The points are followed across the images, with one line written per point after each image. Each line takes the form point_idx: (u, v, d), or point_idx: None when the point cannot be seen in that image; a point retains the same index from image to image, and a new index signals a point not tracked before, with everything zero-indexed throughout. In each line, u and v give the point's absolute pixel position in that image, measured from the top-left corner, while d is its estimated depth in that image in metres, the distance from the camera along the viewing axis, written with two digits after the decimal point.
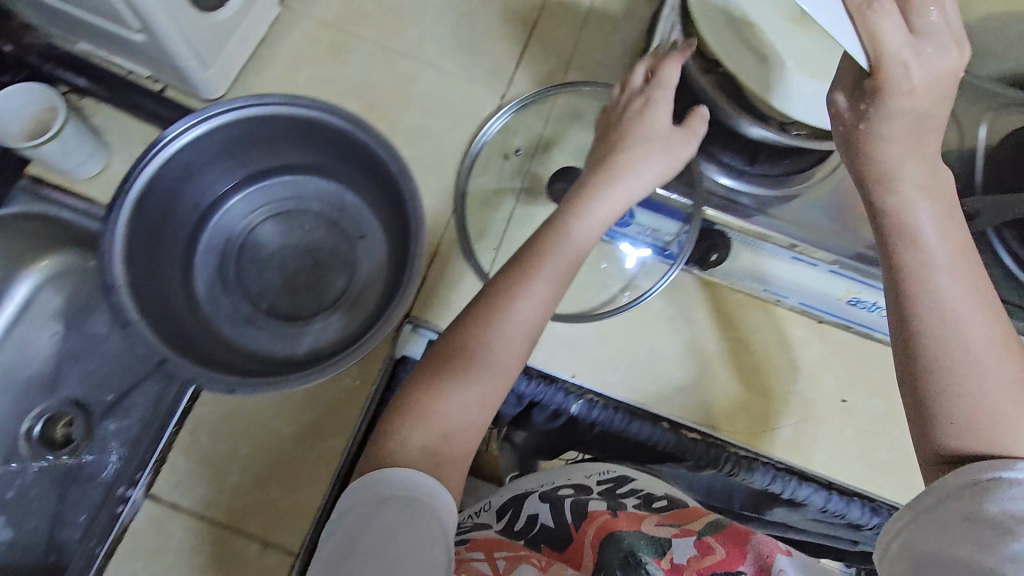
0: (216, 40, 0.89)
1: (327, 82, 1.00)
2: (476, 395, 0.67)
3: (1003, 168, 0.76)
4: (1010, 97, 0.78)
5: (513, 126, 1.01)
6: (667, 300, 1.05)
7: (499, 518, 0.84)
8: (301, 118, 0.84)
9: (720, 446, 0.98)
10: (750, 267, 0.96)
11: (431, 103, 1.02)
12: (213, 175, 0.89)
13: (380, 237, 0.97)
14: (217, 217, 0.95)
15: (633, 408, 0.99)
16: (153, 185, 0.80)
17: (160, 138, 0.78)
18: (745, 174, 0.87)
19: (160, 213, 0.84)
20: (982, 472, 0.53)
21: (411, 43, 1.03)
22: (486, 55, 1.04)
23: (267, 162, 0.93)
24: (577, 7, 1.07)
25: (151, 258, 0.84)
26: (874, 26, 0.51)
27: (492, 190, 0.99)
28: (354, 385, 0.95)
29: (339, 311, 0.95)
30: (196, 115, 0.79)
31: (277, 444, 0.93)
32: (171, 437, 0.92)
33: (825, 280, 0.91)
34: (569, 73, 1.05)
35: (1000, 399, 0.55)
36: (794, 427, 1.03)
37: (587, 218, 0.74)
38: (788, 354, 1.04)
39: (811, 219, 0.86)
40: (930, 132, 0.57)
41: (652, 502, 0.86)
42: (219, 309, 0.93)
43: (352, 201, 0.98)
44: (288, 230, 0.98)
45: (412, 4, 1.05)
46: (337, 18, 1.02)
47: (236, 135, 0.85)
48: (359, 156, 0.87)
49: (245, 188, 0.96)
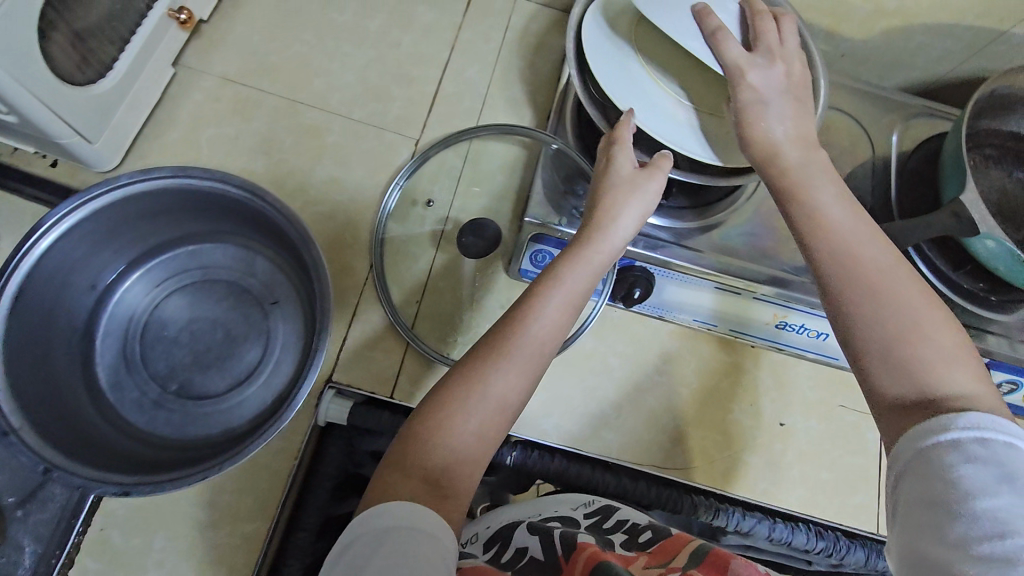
0: (101, 111, 0.75)
1: (230, 143, 0.85)
2: (448, 449, 0.54)
3: (917, 176, 0.79)
4: (912, 108, 0.86)
5: (427, 173, 0.85)
6: (627, 344, 0.84)
7: (486, 549, 0.66)
8: (197, 192, 0.69)
9: (677, 487, 0.78)
10: (683, 300, 0.80)
11: (346, 155, 0.86)
12: (106, 259, 0.72)
13: (297, 299, 0.76)
14: (111, 308, 0.74)
15: (576, 452, 0.79)
16: (32, 285, 0.63)
17: (36, 225, 0.62)
18: (660, 210, 0.75)
19: (45, 316, 0.66)
20: (925, 439, 0.45)
21: (318, 94, 0.89)
22: (399, 97, 0.90)
23: (167, 232, 0.75)
24: (499, 26, 0.95)
25: (42, 360, 0.65)
26: (722, 47, 0.59)
27: (409, 243, 0.83)
28: (278, 465, 0.73)
29: (266, 377, 0.73)
30: (83, 192, 0.64)
31: (191, 537, 0.69)
32: (79, 537, 0.68)
33: (744, 307, 0.78)
34: (486, 110, 0.90)
35: (941, 345, 0.49)
36: (796, 461, 0.81)
37: (577, 269, 0.61)
38: (764, 376, 0.84)
39: (741, 247, 0.75)
40: (796, 114, 0.61)
41: (636, 538, 0.66)
42: (124, 399, 0.71)
43: (266, 261, 0.77)
44: (199, 302, 0.76)
45: (318, 48, 0.91)
46: (240, 75, 0.88)
47: (137, 210, 0.69)
48: (264, 225, 0.72)
49: (151, 262, 0.76)
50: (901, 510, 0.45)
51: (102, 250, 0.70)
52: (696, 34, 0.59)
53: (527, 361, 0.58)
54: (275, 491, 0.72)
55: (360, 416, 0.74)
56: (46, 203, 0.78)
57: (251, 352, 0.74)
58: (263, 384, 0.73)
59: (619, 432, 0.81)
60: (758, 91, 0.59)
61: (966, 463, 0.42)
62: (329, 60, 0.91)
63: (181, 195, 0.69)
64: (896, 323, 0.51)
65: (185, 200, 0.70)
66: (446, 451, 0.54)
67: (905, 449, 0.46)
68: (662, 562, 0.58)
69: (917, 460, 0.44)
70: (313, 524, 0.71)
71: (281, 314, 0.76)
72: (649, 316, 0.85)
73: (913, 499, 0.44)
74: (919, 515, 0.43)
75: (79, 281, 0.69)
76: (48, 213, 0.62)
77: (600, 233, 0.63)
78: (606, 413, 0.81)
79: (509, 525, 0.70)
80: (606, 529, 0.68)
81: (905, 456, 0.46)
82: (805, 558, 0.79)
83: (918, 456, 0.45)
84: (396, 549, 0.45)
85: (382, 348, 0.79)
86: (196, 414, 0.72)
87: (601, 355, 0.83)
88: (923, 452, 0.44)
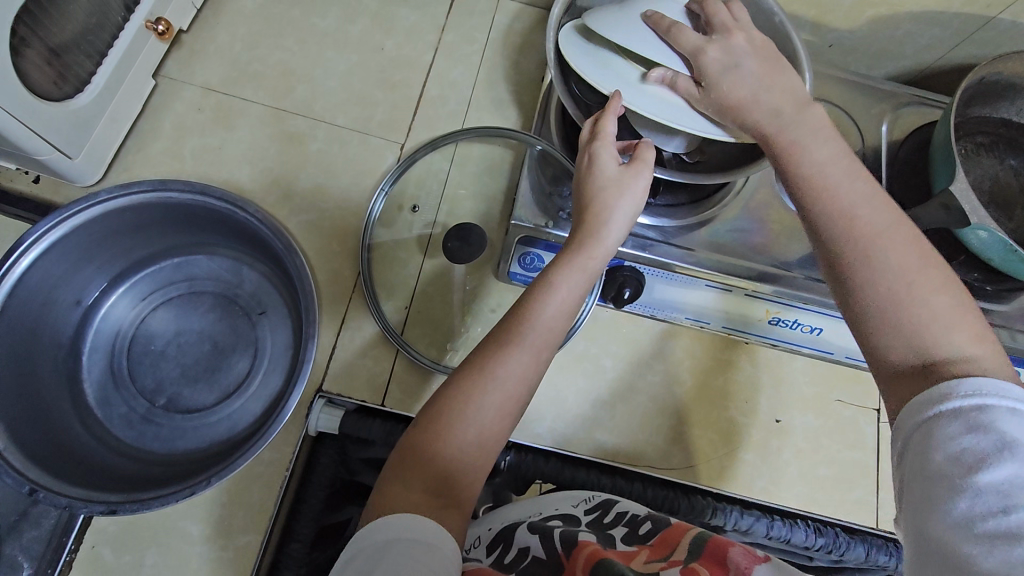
0: (81, 128, 0.75)
1: (215, 153, 0.84)
2: (457, 449, 0.54)
3: (908, 167, 0.79)
4: (902, 97, 0.85)
5: (414, 176, 0.84)
6: (622, 343, 0.83)
7: (488, 553, 0.65)
8: (178, 203, 0.68)
9: (675, 489, 0.77)
10: (676, 299, 0.79)
11: (331, 161, 0.86)
12: (89, 275, 0.71)
13: (284, 309, 0.76)
14: (96, 325, 0.73)
15: (573, 455, 0.78)
16: (13, 305, 0.63)
17: (15, 244, 0.61)
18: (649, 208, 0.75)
19: (27, 335, 0.65)
20: (925, 409, 0.46)
21: (302, 100, 0.88)
22: (383, 101, 0.89)
23: (152, 245, 0.75)
24: (483, 27, 0.94)
25: (26, 380, 0.65)
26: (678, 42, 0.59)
27: (397, 247, 0.82)
28: (270, 475, 0.72)
29: (254, 389, 0.73)
30: (61, 209, 0.63)
31: (183, 552, 0.68)
32: (69, 557, 0.68)
33: (737, 304, 0.77)
34: (472, 111, 0.89)
35: (942, 311, 0.49)
36: (796, 459, 0.80)
37: (569, 274, 0.60)
38: (763, 373, 0.83)
39: (731, 244, 0.74)
40: (780, 89, 0.59)
41: (637, 529, 0.64)
42: (112, 415, 0.71)
43: (252, 272, 0.77)
44: (184, 314, 0.76)
45: (300, 54, 0.90)
46: (222, 84, 0.88)
47: (118, 224, 0.68)
48: (248, 235, 0.72)
49: (136, 276, 0.76)
50: (906, 481, 0.46)
51: (84, 265, 0.70)
52: (653, 39, 0.60)
53: (530, 352, 0.58)
54: (268, 504, 0.71)
55: (353, 426, 0.73)
56: (28, 220, 0.78)
57: (239, 363, 0.74)
58: (252, 395, 0.72)
59: (614, 433, 0.80)
60: (719, 70, 0.59)
61: (964, 432, 0.43)
62: (312, 66, 0.90)
63: (161, 208, 0.69)
64: (893, 286, 0.50)
65: (166, 214, 0.70)
66: (454, 453, 0.54)
67: (907, 421, 0.47)
68: (662, 555, 0.57)
69: (919, 432, 0.45)
70: (306, 536, 0.71)
71: (268, 324, 0.75)
72: (641, 315, 0.84)
73: (915, 470, 0.45)
74: (921, 484, 0.44)
75: (62, 298, 0.69)
76: (28, 231, 0.62)
77: (593, 240, 0.62)
78: (600, 415, 0.80)
79: (510, 526, 0.69)
80: (606, 524, 0.66)
81: (907, 429, 0.47)
82: (806, 554, 0.78)
83: (919, 427, 0.46)
84: (401, 557, 0.45)
85: (371, 358, 0.78)
86: (185, 428, 0.71)
87: (593, 357, 0.82)
88: (922, 422, 0.45)
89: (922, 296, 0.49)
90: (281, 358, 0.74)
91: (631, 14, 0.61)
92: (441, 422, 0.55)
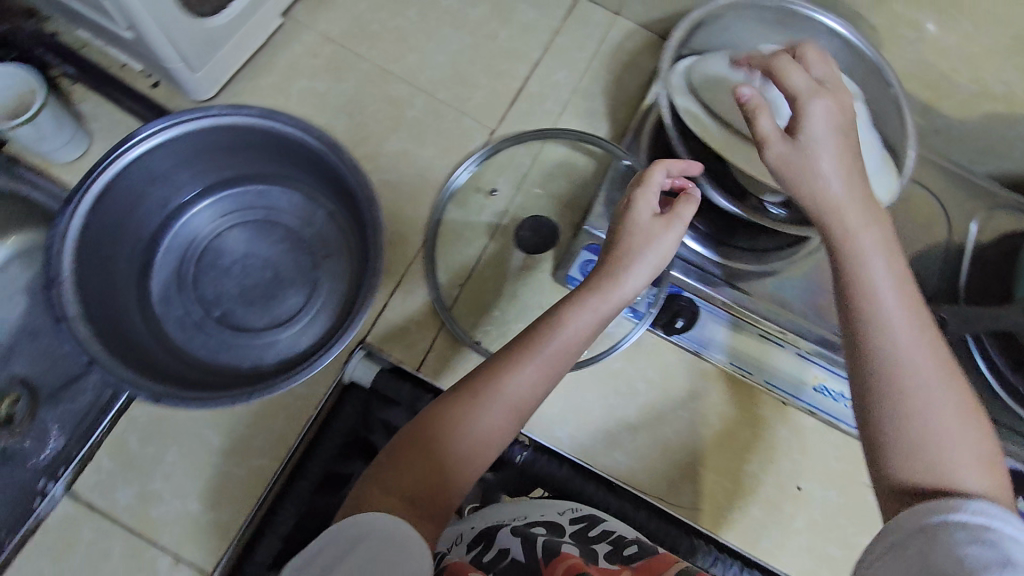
0: (208, 46, 0.80)
1: (318, 98, 0.89)
2: (424, 463, 0.54)
3: (990, 269, 0.77)
4: (1001, 199, 0.82)
5: (496, 163, 0.87)
6: (658, 373, 0.83)
7: (467, 550, 0.64)
8: (277, 135, 0.72)
9: (682, 529, 0.76)
10: (724, 343, 0.79)
11: (422, 131, 0.89)
12: (182, 182, 0.75)
13: (348, 257, 0.78)
14: (176, 228, 0.77)
15: (588, 468, 0.78)
16: (111, 192, 0.67)
17: (129, 136, 0.65)
18: (722, 246, 0.75)
19: (116, 221, 0.69)
20: (930, 515, 0.43)
21: (408, 68, 0.92)
22: (484, 87, 0.92)
23: (243, 169, 0.78)
24: (594, 39, 0.96)
25: (107, 262, 0.69)
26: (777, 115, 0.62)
27: (465, 227, 0.84)
28: (297, 409, 0.74)
29: (301, 327, 0.75)
30: (175, 115, 0.67)
31: (203, 458, 0.71)
32: (101, 435, 0.71)
33: (787, 362, 0.76)
34: (565, 116, 0.92)
35: (960, 439, 0.47)
36: (808, 534, 0.78)
37: (585, 308, 0.60)
38: (794, 439, 0.81)
39: (795, 300, 0.74)
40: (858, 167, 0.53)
41: (620, 548, 0.64)
42: (170, 315, 0.75)
43: (326, 216, 0.80)
44: (255, 240, 0.79)
45: (416, 25, 0.94)
46: (340, 35, 0.92)
47: (220, 141, 0.72)
48: (333, 181, 0.74)
49: (220, 194, 0.80)
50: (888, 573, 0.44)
51: (180, 171, 0.74)
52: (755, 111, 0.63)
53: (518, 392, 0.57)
54: (289, 434, 0.73)
55: (383, 385, 0.75)
56: (139, 119, 0.83)
57: (295, 295, 0.76)
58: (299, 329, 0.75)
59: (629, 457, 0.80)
60: (810, 133, 0.53)
61: (974, 548, 0.41)
62: (427, 39, 0.93)
63: (262, 135, 0.72)
64: (917, 403, 0.47)
65: (265, 142, 0.73)
66: (426, 467, 0.54)
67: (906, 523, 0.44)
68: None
69: (921, 533, 0.43)
70: (314, 475, 0.72)
71: (329, 267, 0.78)
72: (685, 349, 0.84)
73: (907, 566, 0.43)
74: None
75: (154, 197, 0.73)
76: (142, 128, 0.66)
77: (610, 280, 0.62)
78: (620, 436, 0.80)
79: (492, 527, 0.68)
80: (590, 538, 0.66)
81: (907, 525, 0.44)
82: None
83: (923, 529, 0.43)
84: (366, 559, 0.46)
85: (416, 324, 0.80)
86: (230, 343, 0.74)
87: (628, 378, 0.82)
88: (929, 525, 0.43)
89: (948, 421, 0.47)
90: (335, 302, 0.76)
91: (733, 84, 0.64)
92: (421, 439, 0.55)
